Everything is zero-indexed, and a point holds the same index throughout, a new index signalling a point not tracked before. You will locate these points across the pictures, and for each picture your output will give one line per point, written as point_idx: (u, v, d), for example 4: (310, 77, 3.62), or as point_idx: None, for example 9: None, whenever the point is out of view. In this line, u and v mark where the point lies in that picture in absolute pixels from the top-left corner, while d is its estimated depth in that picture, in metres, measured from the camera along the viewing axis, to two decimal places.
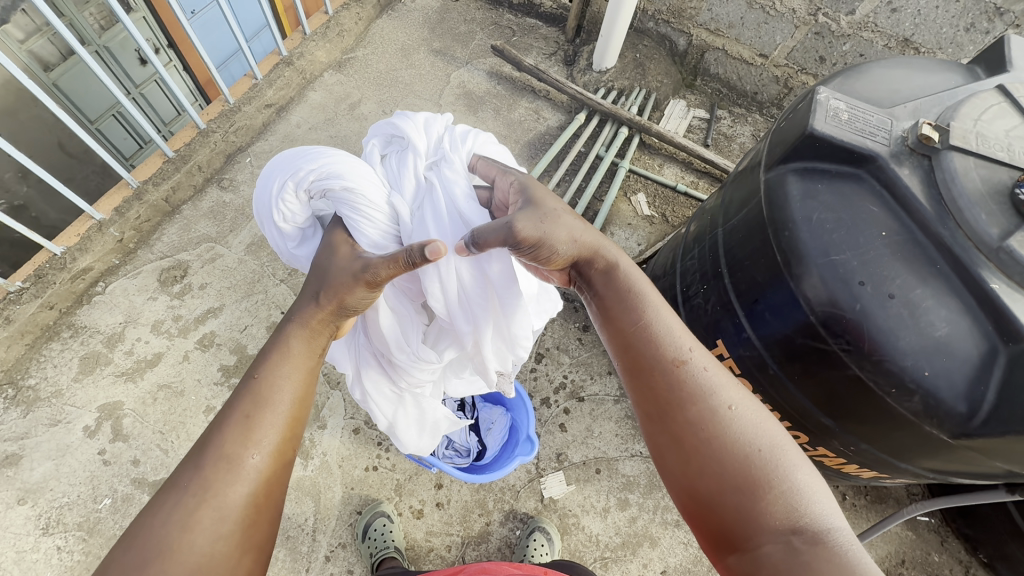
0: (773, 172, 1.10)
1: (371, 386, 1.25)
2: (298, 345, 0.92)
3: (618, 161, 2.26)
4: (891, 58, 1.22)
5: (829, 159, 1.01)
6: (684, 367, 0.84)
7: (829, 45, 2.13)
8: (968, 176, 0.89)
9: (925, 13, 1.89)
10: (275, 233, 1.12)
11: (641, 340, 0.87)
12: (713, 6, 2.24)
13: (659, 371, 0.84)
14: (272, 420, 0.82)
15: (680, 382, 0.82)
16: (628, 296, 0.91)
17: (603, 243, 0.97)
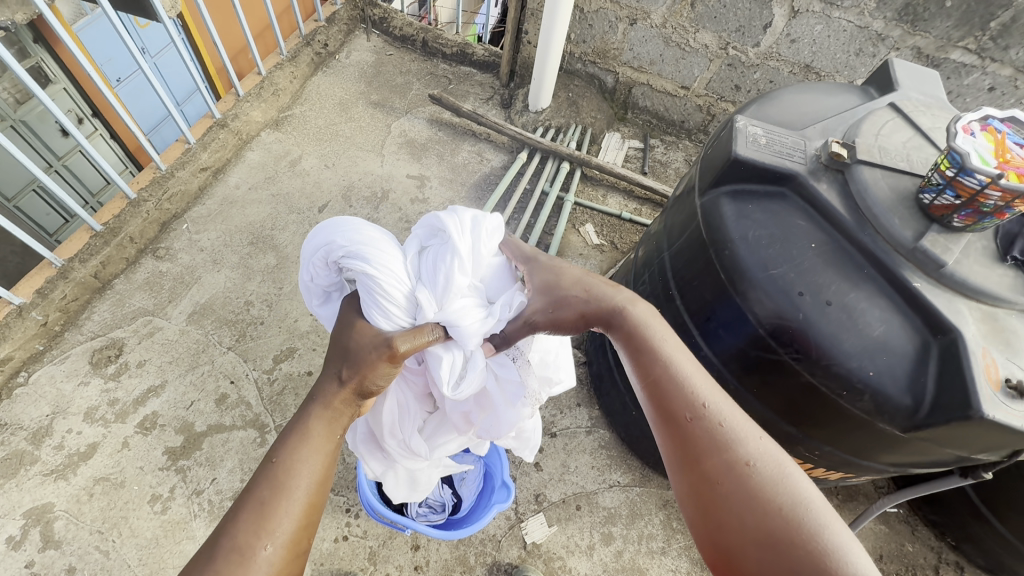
0: (707, 196, 1.16)
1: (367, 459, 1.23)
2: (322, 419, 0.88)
3: (564, 196, 2.34)
4: (791, 86, 1.33)
5: (755, 180, 1.08)
6: (699, 420, 0.80)
7: (742, 75, 2.31)
8: (877, 187, 0.97)
9: (820, 42, 2.09)
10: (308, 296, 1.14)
11: (660, 394, 0.85)
12: (633, 46, 2.39)
13: (675, 424, 0.82)
14: (294, 504, 0.78)
15: (701, 433, 0.79)
16: (648, 357, 0.89)
17: (620, 298, 0.96)
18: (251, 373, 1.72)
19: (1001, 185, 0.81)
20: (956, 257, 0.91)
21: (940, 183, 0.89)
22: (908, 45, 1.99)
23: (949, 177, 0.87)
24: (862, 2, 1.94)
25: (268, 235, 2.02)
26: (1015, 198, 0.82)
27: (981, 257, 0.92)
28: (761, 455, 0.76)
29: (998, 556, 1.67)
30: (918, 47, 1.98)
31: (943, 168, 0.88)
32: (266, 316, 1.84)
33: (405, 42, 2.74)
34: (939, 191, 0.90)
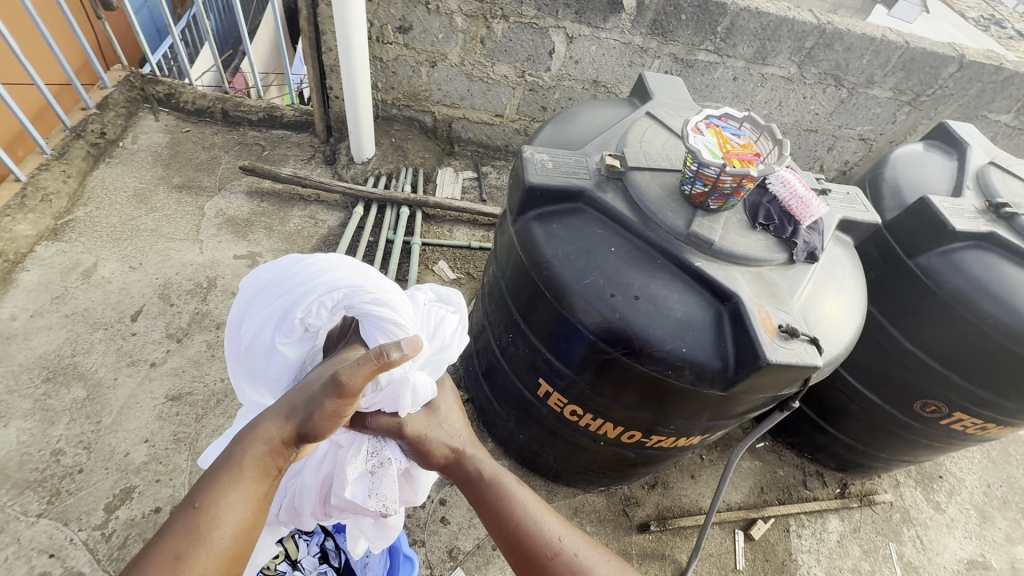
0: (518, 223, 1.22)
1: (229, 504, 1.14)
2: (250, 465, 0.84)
3: (410, 239, 2.32)
4: (573, 108, 1.47)
5: (553, 201, 1.16)
6: (556, 559, 0.97)
7: (544, 96, 2.51)
8: (649, 187, 1.11)
9: (598, 60, 2.36)
10: (262, 333, 0.92)
11: (523, 542, 1.00)
12: (440, 86, 2.48)
13: (539, 566, 0.97)
14: (206, 563, 0.76)
15: (560, 571, 0.95)
16: (505, 508, 1.04)
17: (478, 453, 1.14)
18: (77, 535, 1.42)
19: (728, 171, 0.97)
20: (720, 233, 1.07)
21: (691, 176, 1.04)
22: (665, 53, 2.34)
23: (695, 171, 1.02)
24: (620, 23, 2.24)
25: (69, 363, 1.71)
26: (742, 179, 0.99)
27: (738, 229, 1.09)
28: None
29: (841, 455, 1.99)
30: (673, 54, 2.33)
31: (689, 164, 1.03)
32: (85, 461, 1.54)
33: (201, 115, 2.54)
34: (692, 182, 1.05)
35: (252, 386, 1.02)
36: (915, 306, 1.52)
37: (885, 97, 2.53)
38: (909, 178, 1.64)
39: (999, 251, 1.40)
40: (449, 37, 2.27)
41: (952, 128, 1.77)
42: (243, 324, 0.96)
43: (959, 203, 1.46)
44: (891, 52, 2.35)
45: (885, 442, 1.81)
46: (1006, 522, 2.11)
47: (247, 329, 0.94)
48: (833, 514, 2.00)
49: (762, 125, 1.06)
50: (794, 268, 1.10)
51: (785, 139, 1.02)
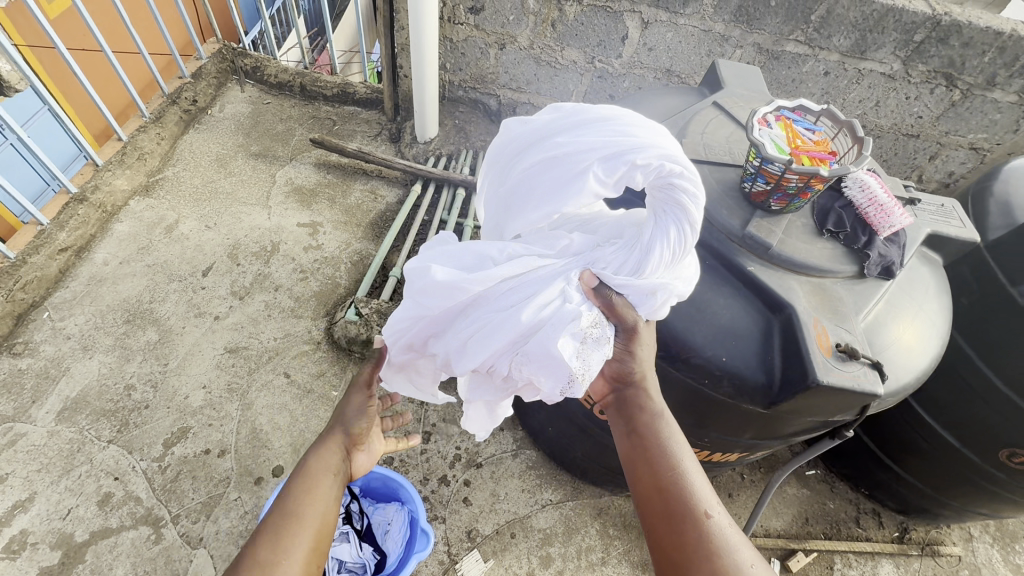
0: None
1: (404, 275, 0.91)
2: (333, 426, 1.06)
3: (462, 221, 2.33)
4: (635, 96, 1.41)
5: None
6: (706, 520, 0.83)
7: (612, 84, 2.42)
8: (705, 182, 1.04)
9: (673, 48, 2.24)
10: (575, 154, 0.80)
11: (674, 491, 0.86)
12: (507, 69, 2.45)
13: (681, 520, 0.83)
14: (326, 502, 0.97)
15: (700, 539, 0.81)
16: (665, 455, 0.89)
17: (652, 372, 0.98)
18: (138, 464, 1.57)
19: (794, 167, 0.88)
20: (780, 237, 0.98)
21: (752, 172, 0.95)
22: (748, 43, 2.17)
23: (757, 166, 0.94)
24: (701, 9, 2.10)
25: (146, 309, 1.88)
26: (811, 178, 0.89)
27: (801, 235, 1.00)
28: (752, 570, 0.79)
29: (904, 497, 1.80)
30: (757, 44, 2.17)
31: (752, 158, 0.95)
32: (151, 398, 1.69)
33: (282, 89, 2.68)
34: (754, 179, 0.97)
35: (501, 192, 0.92)
36: (1012, 341, 1.33)
37: (1008, 102, 2.22)
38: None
39: None
40: (520, 20, 2.24)
41: None
42: (553, 136, 0.83)
43: None
44: (1021, 49, 2.05)
45: (959, 489, 1.62)
46: None
47: (559, 137, 0.83)
48: (886, 559, 1.82)
49: (842, 118, 0.95)
50: (864, 283, 0.99)
51: (867, 135, 0.90)
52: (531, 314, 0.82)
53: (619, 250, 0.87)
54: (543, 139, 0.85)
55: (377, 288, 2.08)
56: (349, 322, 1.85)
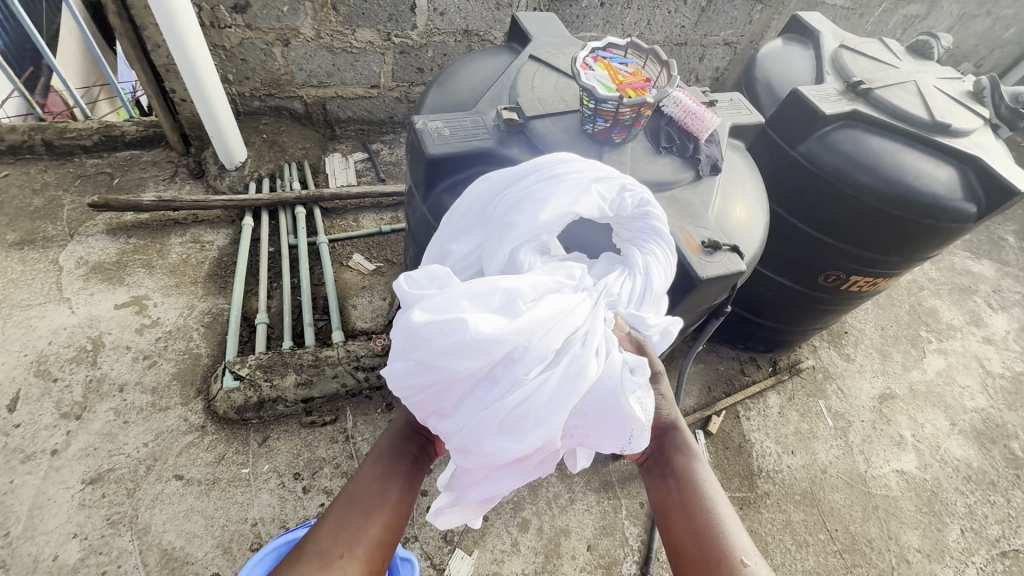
0: (428, 201, 1.14)
1: (433, 325, 0.82)
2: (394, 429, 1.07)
3: (315, 240, 2.14)
4: (452, 67, 1.39)
5: (459, 170, 1.09)
6: (745, 567, 0.92)
7: (417, 57, 2.34)
8: (552, 134, 1.08)
9: (464, 8, 2.23)
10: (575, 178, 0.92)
11: (708, 537, 0.97)
12: (301, 65, 2.22)
13: (719, 562, 0.93)
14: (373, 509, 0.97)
15: None
16: (698, 496, 1.03)
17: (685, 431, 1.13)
18: None
19: (624, 102, 0.96)
20: (628, 165, 1.07)
21: (591, 114, 1.02)
22: None
23: (594, 108, 1.01)
24: None
25: None
26: (640, 107, 0.98)
27: (644, 158, 1.10)
28: None
29: (768, 339, 2.20)
30: None
31: (587, 102, 1.01)
32: None
33: (18, 153, 2.12)
34: (593, 120, 1.04)
35: (488, 230, 0.96)
36: (804, 192, 1.65)
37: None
38: (777, 75, 1.74)
39: (862, 126, 1.55)
40: (296, 9, 2.01)
41: (804, 19, 1.89)
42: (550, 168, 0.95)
43: (824, 89, 1.58)
44: None
45: (802, 317, 2.02)
46: (900, 355, 2.50)
47: (560, 172, 0.93)
48: (771, 391, 2.23)
49: (643, 47, 1.04)
50: (702, 182, 1.14)
51: (669, 58, 1.01)
52: (591, 367, 0.86)
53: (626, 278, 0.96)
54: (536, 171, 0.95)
55: (246, 342, 1.84)
56: (231, 390, 1.66)
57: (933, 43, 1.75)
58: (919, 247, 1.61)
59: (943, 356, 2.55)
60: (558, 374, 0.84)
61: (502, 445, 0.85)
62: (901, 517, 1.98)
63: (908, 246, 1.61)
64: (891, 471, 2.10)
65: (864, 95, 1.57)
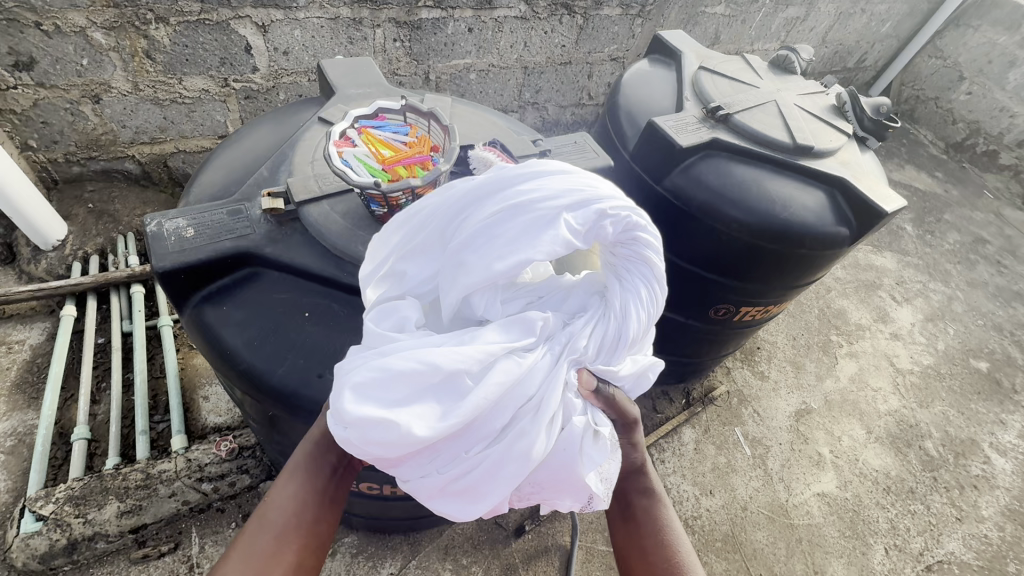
0: (183, 314, 0.88)
1: (365, 418, 0.69)
2: (274, 540, 0.81)
3: (156, 323, 1.84)
4: (234, 136, 1.15)
5: (214, 275, 0.85)
6: None
7: (267, 101, 2.08)
8: (330, 222, 0.89)
9: (311, 45, 1.99)
10: (545, 213, 0.71)
11: None
12: (123, 122, 1.91)
13: None
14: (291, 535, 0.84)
15: None
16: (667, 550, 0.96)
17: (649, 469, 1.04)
18: None
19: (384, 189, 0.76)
20: None
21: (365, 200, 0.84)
22: (384, 20, 2.06)
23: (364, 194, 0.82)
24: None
25: None
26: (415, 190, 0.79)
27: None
28: None
29: (675, 371, 2.08)
30: (393, 18, 2.07)
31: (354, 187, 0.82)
32: None
33: None
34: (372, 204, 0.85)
35: (439, 254, 0.77)
36: (677, 227, 1.52)
37: (617, 14, 2.55)
38: (639, 102, 1.62)
39: (723, 154, 1.43)
40: (100, 61, 1.73)
41: (665, 39, 1.78)
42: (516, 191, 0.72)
43: (681, 117, 1.46)
44: None
45: (704, 349, 1.90)
46: (813, 364, 2.45)
47: (528, 198, 0.71)
48: (686, 425, 2.11)
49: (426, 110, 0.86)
50: None
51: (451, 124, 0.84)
52: (541, 447, 0.77)
53: (597, 327, 0.81)
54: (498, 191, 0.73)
55: (61, 466, 1.53)
56: (31, 536, 1.35)
57: (793, 57, 1.68)
58: (799, 274, 1.52)
59: (854, 360, 2.52)
60: (510, 461, 0.76)
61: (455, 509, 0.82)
62: (825, 546, 1.90)
63: (786, 275, 1.52)
64: (812, 496, 2.01)
65: (722, 121, 1.45)
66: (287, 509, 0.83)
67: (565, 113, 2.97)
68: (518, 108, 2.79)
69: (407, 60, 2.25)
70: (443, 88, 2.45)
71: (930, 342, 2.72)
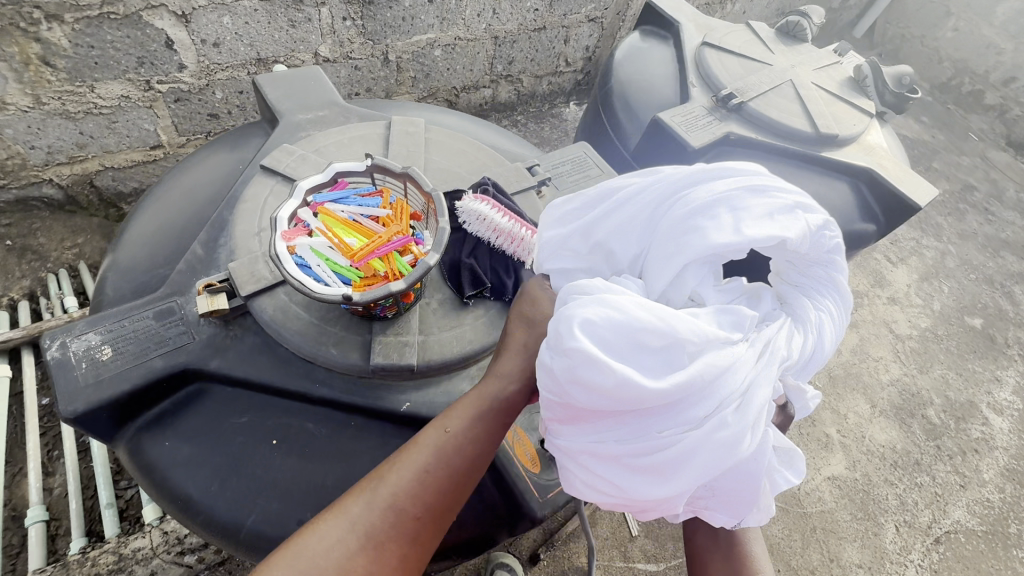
0: (121, 441, 0.85)
1: (593, 356, 0.67)
2: (383, 518, 0.72)
3: None
4: (151, 192, 1.04)
5: (154, 401, 0.83)
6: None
7: (202, 102, 1.78)
8: (277, 320, 0.84)
9: (247, 33, 1.69)
10: (773, 205, 0.75)
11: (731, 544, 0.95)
12: (31, 142, 1.61)
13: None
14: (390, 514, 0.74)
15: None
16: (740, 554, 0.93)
17: None
18: None
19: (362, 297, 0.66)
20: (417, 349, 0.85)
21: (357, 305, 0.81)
22: None
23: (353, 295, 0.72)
24: None
25: None
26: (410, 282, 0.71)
27: (442, 324, 0.89)
28: None
29: None
30: None
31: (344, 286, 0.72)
32: None
33: None
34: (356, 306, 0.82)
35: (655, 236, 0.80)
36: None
37: None
38: (635, 89, 1.40)
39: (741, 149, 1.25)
40: None
41: (657, 6, 1.54)
42: (749, 191, 0.76)
43: (689, 109, 1.26)
44: None
45: None
46: None
47: (754, 197, 0.75)
48: None
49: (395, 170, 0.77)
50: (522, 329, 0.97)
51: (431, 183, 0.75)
52: (743, 445, 0.72)
53: (793, 336, 0.79)
54: (728, 182, 0.77)
55: (18, 552, 1.36)
56: None
57: (805, 23, 1.47)
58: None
59: (855, 330, 2.46)
60: (710, 445, 0.70)
61: (633, 493, 0.75)
62: (839, 531, 1.88)
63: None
64: (823, 481, 1.99)
65: (738, 110, 1.26)
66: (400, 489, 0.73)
67: (542, 84, 2.71)
68: (490, 83, 2.51)
69: (361, 40, 1.95)
70: (405, 69, 2.17)
71: (926, 303, 2.68)
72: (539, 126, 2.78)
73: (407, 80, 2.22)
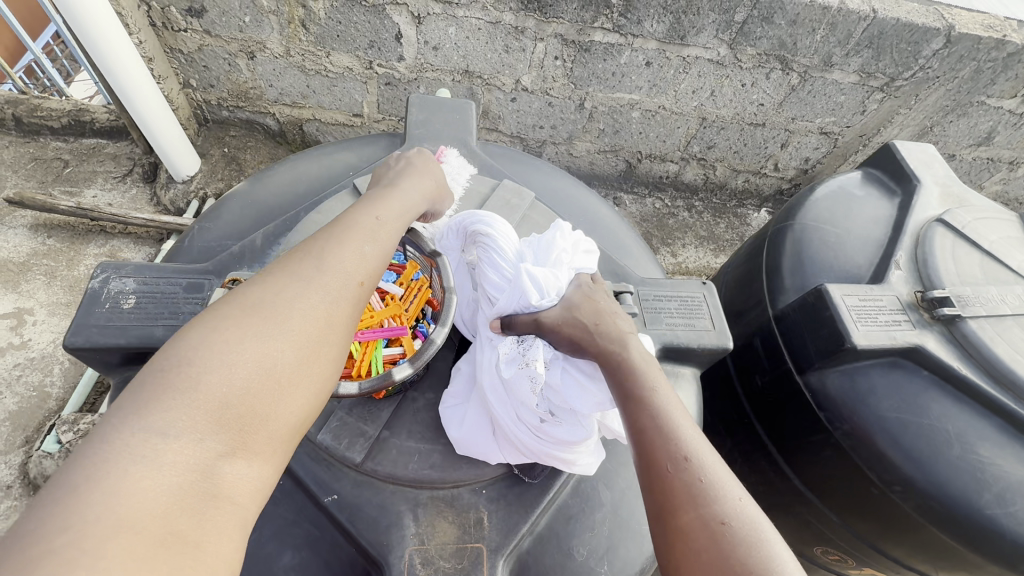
0: (115, 380, 0.94)
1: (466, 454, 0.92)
2: (331, 277, 0.70)
3: None
4: (270, 168, 1.19)
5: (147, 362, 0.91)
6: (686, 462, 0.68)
7: (405, 92, 1.95)
8: None
9: (463, 45, 1.80)
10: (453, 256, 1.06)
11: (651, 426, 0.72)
12: (271, 81, 1.92)
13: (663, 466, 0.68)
14: (314, 288, 0.68)
15: (678, 483, 0.66)
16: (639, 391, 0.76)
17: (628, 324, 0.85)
18: None
19: None
20: (367, 450, 0.87)
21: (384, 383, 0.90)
22: (549, 34, 1.77)
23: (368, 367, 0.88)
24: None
25: None
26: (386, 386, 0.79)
27: (413, 432, 0.91)
28: (734, 510, 0.64)
29: None
30: (560, 35, 1.76)
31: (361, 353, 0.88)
32: None
33: None
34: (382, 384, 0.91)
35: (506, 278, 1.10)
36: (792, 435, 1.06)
37: (849, 82, 1.94)
38: (819, 240, 1.12)
39: (931, 377, 0.92)
40: (260, 21, 1.71)
41: (899, 153, 1.22)
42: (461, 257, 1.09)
43: (877, 295, 0.96)
44: (853, 25, 1.72)
45: None
46: None
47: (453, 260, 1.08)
48: None
49: (429, 253, 0.91)
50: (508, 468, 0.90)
51: (450, 288, 0.85)
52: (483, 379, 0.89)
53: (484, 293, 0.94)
54: None
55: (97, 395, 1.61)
56: (46, 457, 1.42)
57: None
58: None
59: None
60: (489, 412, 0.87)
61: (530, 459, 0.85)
62: None
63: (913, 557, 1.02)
64: None
65: (949, 322, 0.93)
66: (324, 255, 0.71)
67: (736, 179, 2.44)
68: (678, 159, 2.33)
69: (564, 82, 1.94)
70: (596, 120, 2.11)
71: None
72: (715, 220, 2.52)
73: (594, 130, 2.16)
